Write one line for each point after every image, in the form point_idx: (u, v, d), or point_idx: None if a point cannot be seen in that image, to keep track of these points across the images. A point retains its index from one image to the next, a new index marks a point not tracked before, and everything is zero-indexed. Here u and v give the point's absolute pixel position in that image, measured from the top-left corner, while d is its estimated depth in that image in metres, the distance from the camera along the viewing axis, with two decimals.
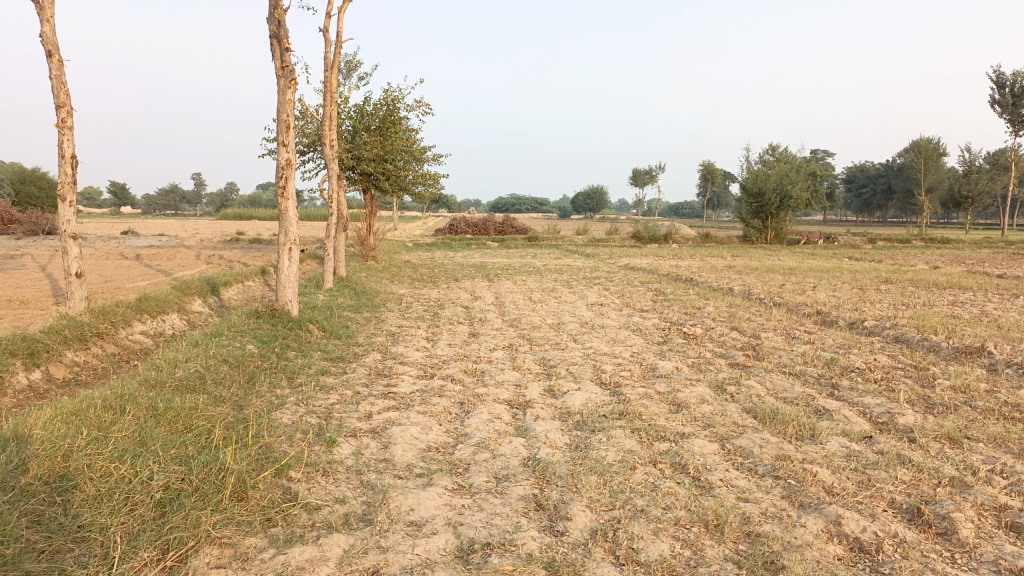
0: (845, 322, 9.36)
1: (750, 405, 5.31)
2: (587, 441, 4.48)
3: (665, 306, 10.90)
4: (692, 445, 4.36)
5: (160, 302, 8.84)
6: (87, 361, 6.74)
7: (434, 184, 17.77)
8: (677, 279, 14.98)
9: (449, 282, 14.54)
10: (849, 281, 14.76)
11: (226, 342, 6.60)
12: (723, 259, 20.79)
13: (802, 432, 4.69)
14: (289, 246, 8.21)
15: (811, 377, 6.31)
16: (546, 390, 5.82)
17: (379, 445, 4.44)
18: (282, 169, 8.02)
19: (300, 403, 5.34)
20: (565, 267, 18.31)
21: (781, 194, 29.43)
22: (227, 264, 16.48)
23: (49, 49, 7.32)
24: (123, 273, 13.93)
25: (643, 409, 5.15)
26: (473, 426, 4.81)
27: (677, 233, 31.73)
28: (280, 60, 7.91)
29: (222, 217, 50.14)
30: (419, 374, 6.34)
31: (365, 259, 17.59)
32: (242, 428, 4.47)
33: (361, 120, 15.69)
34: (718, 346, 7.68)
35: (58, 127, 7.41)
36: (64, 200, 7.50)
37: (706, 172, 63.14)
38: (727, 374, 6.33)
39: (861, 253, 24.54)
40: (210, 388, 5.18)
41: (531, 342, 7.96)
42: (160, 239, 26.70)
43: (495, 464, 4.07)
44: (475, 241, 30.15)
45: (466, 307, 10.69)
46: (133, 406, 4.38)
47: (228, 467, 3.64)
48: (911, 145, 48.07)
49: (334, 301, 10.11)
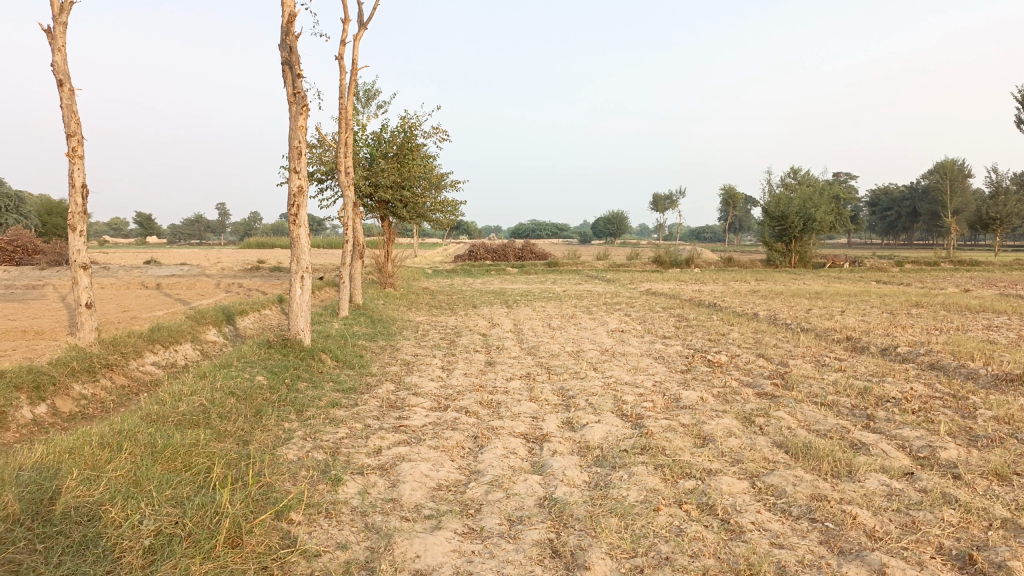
0: (877, 348, 9.00)
1: (781, 438, 5.00)
2: (607, 478, 4.21)
3: (688, 332, 10.60)
4: (720, 483, 4.08)
5: (173, 332, 8.72)
6: (95, 394, 6.59)
7: (453, 210, 17.66)
8: (699, 304, 14.66)
9: (466, 309, 14.33)
10: (879, 305, 14.34)
11: (235, 373, 6.42)
12: (747, 283, 20.41)
13: (837, 468, 4.38)
14: (302, 274, 8.06)
15: (844, 407, 5.98)
16: (564, 423, 5.56)
17: (386, 483, 4.21)
18: (295, 197, 7.88)
19: (307, 437, 5.13)
20: (584, 293, 18.06)
21: (804, 217, 29.02)
22: (246, 293, 16.46)
23: (61, 78, 7.28)
24: (141, 303, 13.90)
25: (667, 443, 4.87)
26: (486, 462, 4.57)
27: (699, 257, 31.40)
28: (292, 86, 7.82)
29: (246, 246, 50.61)
30: (432, 406, 6.10)
31: (384, 286, 17.48)
32: (243, 465, 4.26)
33: (379, 147, 15.66)
34: (745, 374, 7.37)
35: (69, 157, 7.35)
36: (75, 230, 7.41)
37: (727, 197, 62.81)
38: (755, 404, 6.02)
39: (889, 277, 24.06)
40: (214, 423, 4.99)
41: (550, 371, 7.70)
42: (182, 268, 26.87)
43: (509, 505, 3.82)
44: (494, 268, 30.04)
45: (483, 335, 10.46)
46: (131, 443, 4.19)
47: (223, 510, 3.42)
48: (936, 167, 47.44)
49: (350, 330, 9.94)
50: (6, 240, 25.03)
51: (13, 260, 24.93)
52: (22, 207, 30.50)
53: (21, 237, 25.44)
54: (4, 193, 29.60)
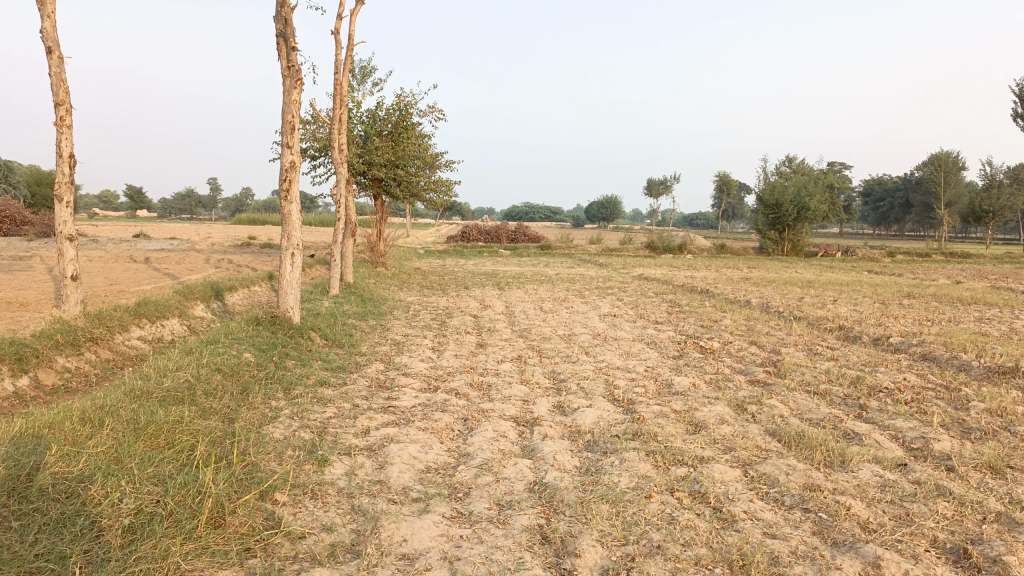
0: (869, 338, 8.98)
1: (774, 427, 4.96)
2: (598, 464, 4.15)
3: (680, 318, 10.56)
4: (712, 471, 4.03)
5: (160, 307, 8.60)
6: (79, 368, 6.48)
7: (447, 190, 17.50)
8: (692, 290, 14.62)
9: (458, 290, 14.24)
10: (870, 295, 14.34)
11: (222, 350, 6.33)
12: (739, 270, 20.39)
13: (831, 458, 4.35)
14: (292, 250, 7.94)
15: (837, 397, 5.93)
16: (555, 407, 5.50)
17: (374, 464, 4.14)
18: (287, 172, 7.74)
19: (295, 416, 5.05)
20: (576, 276, 17.99)
21: (798, 205, 29.00)
22: (237, 269, 16.31)
23: (49, 45, 7.11)
24: (130, 276, 13.75)
25: (659, 429, 4.82)
26: (476, 444, 4.50)
27: (692, 243, 31.37)
28: (286, 59, 7.67)
29: (237, 222, 50.29)
30: (421, 387, 6.03)
31: (375, 266, 17.36)
32: (228, 444, 4.18)
33: (373, 124, 15.47)
34: (737, 361, 7.32)
35: (57, 126, 7.19)
36: (61, 201, 7.26)
37: (721, 184, 62.73)
38: (748, 392, 5.97)
39: (880, 267, 24.09)
40: (200, 399, 4.90)
41: (542, 354, 7.64)
42: (172, 242, 26.61)
43: (498, 489, 3.76)
44: (486, 249, 29.91)
45: (474, 317, 10.38)
46: (113, 419, 4.09)
47: (206, 489, 3.34)
48: (930, 158, 47.51)
49: (340, 309, 9.84)
50: None
51: (0, 231, 24.62)
52: (11, 177, 30.11)
53: (9, 208, 25.15)
54: None
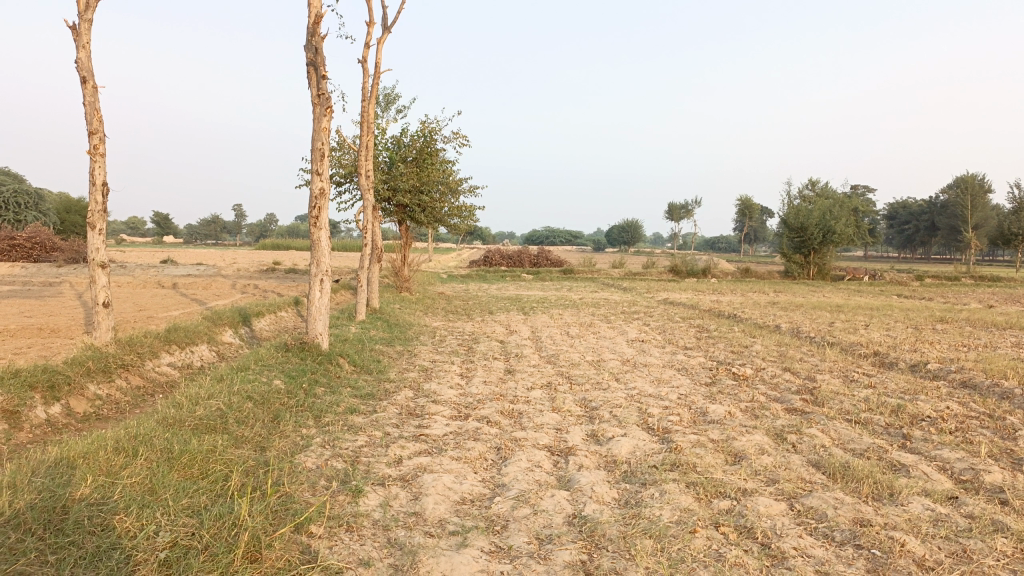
0: (906, 364, 8.77)
1: (816, 458, 4.82)
2: (638, 496, 4.05)
3: (710, 343, 10.41)
4: (757, 504, 3.91)
5: (189, 333, 8.63)
6: (110, 395, 6.49)
7: (470, 215, 17.53)
8: (719, 315, 14.46)
9: (483, 315, 14.19)
10: (902, 320, 14.09)
11: (252, 377, 6.30)
12: (766, 295, 20.15)
13: (879, 491, 4.21)
14: (321, 276, 7.92)
15: (878, 426, 5.77)
16: (589, 435, 5.39)
17: (409, 495, 4.06)
18: (316, 199, 7.76)
19: (326, 444, 4.99)
20: (601, 301, 17.87)
21: (824, 228, 28.72)
22: (263, 295, 16.38)
23: (84, 75, 7.21)
24: (158, 302, 13.85)
25: (697, 460, 4.70)
26: (511, 475, 4.41)
27: (716, 268, 31.13)
28: (316, 87, 7.72)
29: (261, 248, 50.77)
30: (452, 415, 5.95)
31: (399, 291, 17.37)
32: (261, 474, 4.13)
33: (398, 151, 15.56)
34: (772, 389, 7.17)
35: (91, 154, 7.27)
36: (93, 228, 7.32)
37: (744, 207, 62.42)
38: (786, 421, 5.83)
39: (910, 291, 23.72)
40: (231, 428, 4.86)
41: (572, 381, 7.53)
42: (197, 268, 26.84)
43: (537, 522, 3.66)
44: (509, 274, 29.84)
45: (501, 343, 10.30)
46: (146, 448, 4.06)
47: (242, 521, 3.28)
48: (956, 180, 46.97)
49: (366, 334, 9.82)
50: (25, 237, 25.14)
51: (30, 257, 24.99)
52: (41, 204, 30.63)
53: (39, 235, 25.53)
54: (24, 191, 29.75)
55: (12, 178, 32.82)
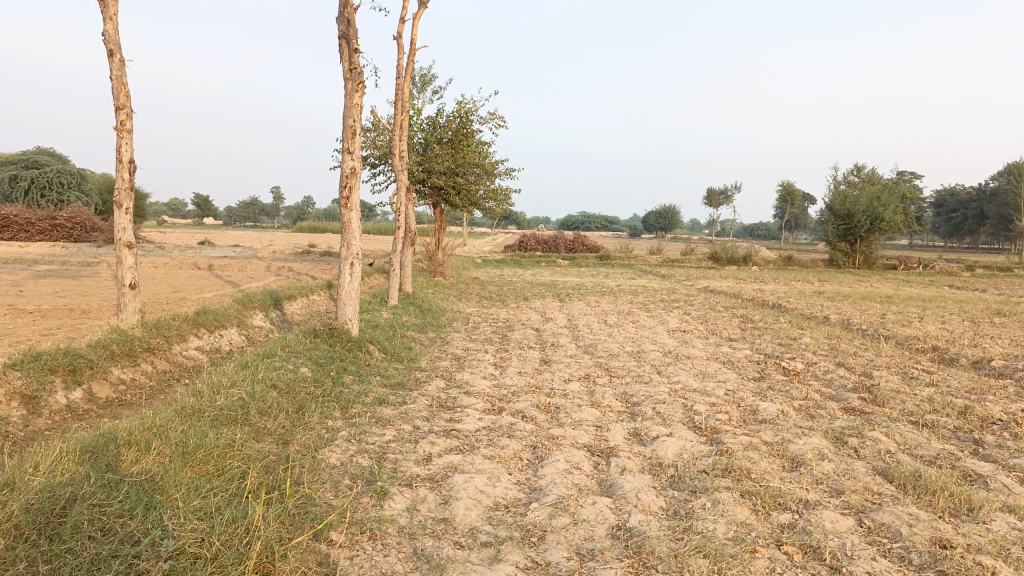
0: (968, 361, 8.22)
1: (883, 465, 4.41)
2: (688, 506, 3.69)
3: (755, 335, 9.96)
4: (821, 519, 3.53)
5: (219, 316, 8.45)
6: (135, 379, 6.31)
7: (506, 199, 17.18)
8: (764, 304, 13.93)
9: (518, 301, 13.86)
10: (958, 312, 13.41)
11: (279, 363, 6.05)
12: (811, 284, 19.45)
13: (956, 505, 3.80)
14: (352, 260, 7.65)
15: (947, 430, 5.32)
16: (631, 434, 5.03)
17: (438, 499, 3.75)
18: (347, 178, 7.45)
19: (352, 438, 4.71)
20: (639, 288, 17.41)
21: (871, 216, 27.84)
22: (296, 278, 16.23)
23: (111, 48, 7.00)
24: (192, 283, 13.79)
25: (752, 465, 4.31)
26: (548, 478, 4.08)
27: (757, 255, 30.35)
28: (348, 62, 7.41)
29: (298, 230, 51.04)
30: (485, 409, 5.63)
31: (433, 275, 17.11)
32: (282, 471, 3.87)
33: (433, 132, 15.24)
34: (826, 386, 6.73)
35: (118, 130, 7.06)
36: (120, 207, 7.11)
37: (785, 193, 61.03)
38: (845, 422, 5.40)
39: (961, 282, 22.83)
40: (253, 419, 4.60)
41: (611, 373, 7.16)
42: (234, 250, 26.94)
43: (577, 534, 3.33)
44: (544, 259, 29.51)
45: (536, 330, 9.95)
46: (159, 441, 3.81)
47: (255, 527, 3.01)
48: (1008, 168, 45.35)
49: (399, 320, 9.56)
50: (65, 217, 25.40)
51: (71, 237, 25.24)
52: (84, 184, 31.02)
53: (81, 215, 25.94)
54: (67, 171, 30.17)
55: (57, 159, 33.23)
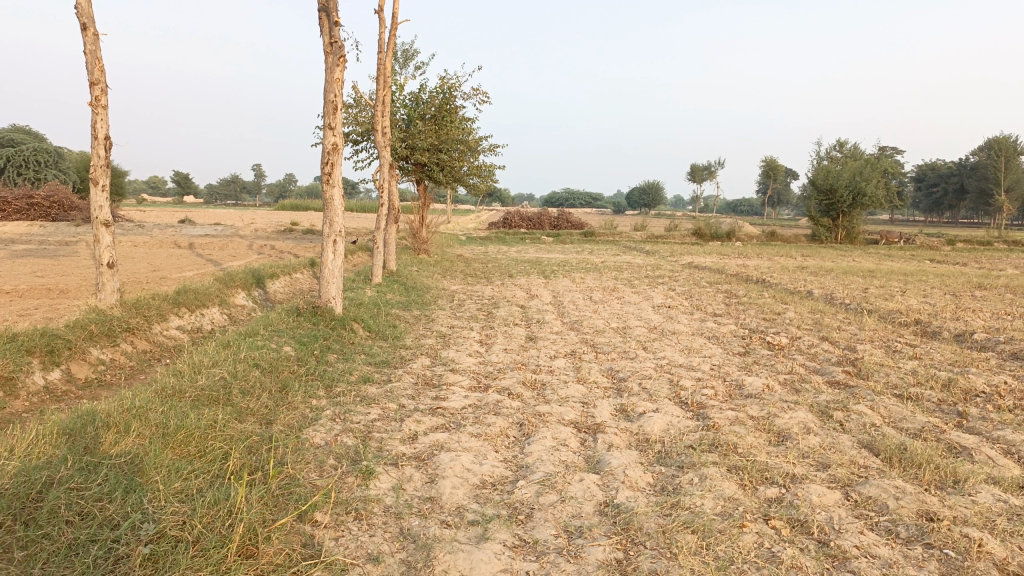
0: (951, 334, 8.28)
1: (868, 439, 4.42)
2: (675, 481, 3.68)
3: (740, 310, 9.97)
4: (808, 493, 3.53)
5: (200, 295, 8.34)
6: (114, 359, 6.21)
7: (490, 175, 17.06)
8: (748, 280, 13.97)
9: (503, 278, 13.80)
10: (940, 286, 13.51)
11: (261, 342, 5.98)
12: (794, 259, 19.52)
13: (941, 478, 3.81)
14: (334, 237, 7.55)
15: (930, 403, 5.35)
16: (618, 411, 5.02)
17: (424, 477, 3.71)
18: (328, 154, 7.33)
19: (337, 418, 4.66)
20: (624, 265, 17.40)
21: (854, 191, 27.96)
22: (279, 256, 16.07)
23: (83, 21, 6.81)
24: (173, 262, 13.61)
25: (738, 440, 4.31)
26: (535, 455, 4.06)
27: (741, 231, 30.42)
28: (329, 35, 7.25)
29: (280, 207, 50.56)
30: (471, 386, 5.59)
31: (417, 252, 17.01)
32: (265, 451, 3.81)
33: (416, 108, 15.05)
34: (811, 360, 6.75)
35: (92, 106, 6.89)
36: (96, 185, 6.96)
37: (769, 169, 61.14)
38: (830, 396, 5.42)
39: (942, 256, 23.01)
40: (236, 399, 4.54)
41: (598, 349, 7.14)
42: (216, 228, 26.65)
43: (564, 511, 3.30)
44: (528, 236, 29.43)
45: (521, 307, 9.91)
46: (139, 423, 3.74)
47: (238, 509, 2.96)
48: (988, 142, 45.61)
49: (383, 298, 9.48)
50: (42, 196, 24.95)
51: (49, 216, 24.91)
52: (61, 162, 30.49)
53: (58, 193, 25.51)
54: (43, 148, 29.63)
55: (32, 137, 32.60)
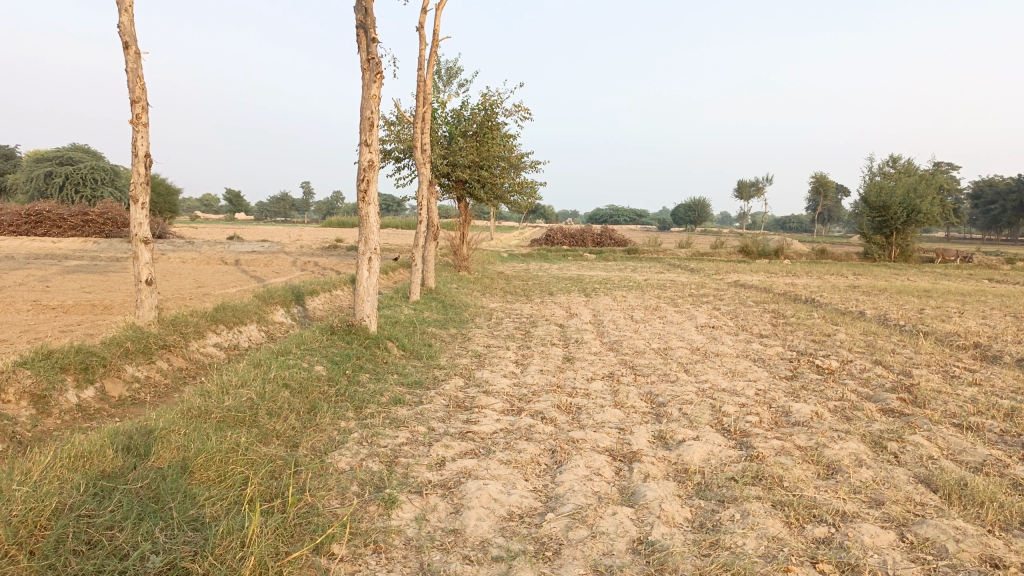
0: (1013, 358, 7.83)
1: (925, 473, 4.12)
2: (714, 518, 3.45)
3: (787, 331, 9.62)
4: (859, 533, 3.27)
5: (238, 312, 8.35)
6: (149, 376, 6.20)
7: (531, 192, 16.95)
8: (796, 299, 13.55)
9: (543, 296, 13.62)
10: (1000, 307, 12.90)
11: (293, 361, 5.91)
12: (844, 278, 18.94)
13: (1006, 518, 3.49)
14: (369, 255, 7.48)
15: (993, 433, 4.99)
16: (656, 438, 4.79)
17: (449, 507, 3.55)
18: (364, 171, 7.27)
19: (364, 441, 4.53)
20: (667, 283, 17.08)
21: (908, 207, 27.15)
22: (321, 273, 16.17)
23: (126, 40, 6.90)
24: (217, 278, 13.78)
25: (784, 472, 4.06)
26: (566, 485, 3.87)
27: (789, 248, 29.75)
28: (366, 52, 7.23)
29: (327, 224, 51.31)
30: (504, 409, 5.42)
31: (458, 270, 16.95)
32: (287, 476, 3.70)
33: (457, 125, 15.04)
34: (862, 385, 6.42)
35: (133, 124, 6.97)
36: (136, 202, 7.01)
37: (818, 185, 59.99)
38: (884, 425, 5.11)
39: (1002, 275, 22.10)
40: (262, 421, 4.45)
41: (637, 371, 6.91)
42: (263, 244, 27.06)
43: (594, 549, 3.11)
44: (572, 253, 29.25)
45: (560, 326, 9.72)
46: (161, 446, 3.68)
47: (249, 539, 2.83)
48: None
49: (420, 316, 9.40)
50: (98, 212, 25.67)
51: (103, 233, 25.57)
52: (117, 180, 31.41)
53: (112, 211, 26.25)
54: (100, 167, 30.60)
55: (91, 156, 33.73)
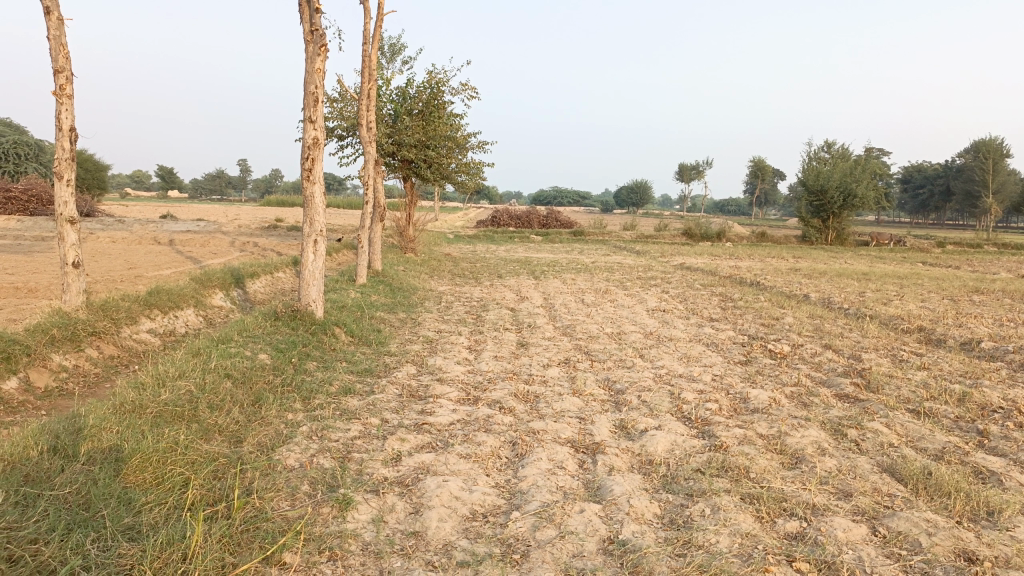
0: (956, 341, 7.98)
1: (888, 462, 4.10)
2: (684, 513, 3.34)
3: (737, 314, 9.67)
4: (832, 527, 3.20)
5: (174, 296, 7.92)
6: (78, 366, 5.80)
7: (479, 173, 16.67)
8: (741, 282, 13.67)
9: (492, 279, 13.43)
10: (936, 290, 13.23)
11: (235, 350, 5.59)
12: (786, 261, 19.25)
13: (973, 509, 3.46)
14: (316, 237, 7.15)
15: (947, 419, 5.03)
16: (618, 427, 4.67)
17: (408, 508, 3.35)
18: (309, 149, 6.92)
19: (313, 435, 4.28)
20: (614, 265, 17.08)
21: (845, 191, 27.78)
22: (261, 254, 15.66)
23: (48, 5, 6.38)
24: (150, 260, 13.17)
25: (750, 462, 3.98)
26: (529, 480, 3.71)
27: (731, 231, 30.18)
28: (309, 23, 6.86)
29: (266, 203, 50.04)
30: (459, 399, 5.22)
31: (404, 251, 16.64)
32: (230, 476, 3.43)
33: (403, 103, 14.65)
34: (816, 370, 6.44)
35: (57, 95, 6.47)
36: (61, 179, 6.50)
37: (757, 169, 61.07)
38: (841, 412, 5.10)
39: (934, 258, 22.77)
40: (202, 416, 4.15)
41: (592, 357, 6.79)
42: (199, 223, 26.14)
43: (564, 550, 2.95)
44: (518, 234, 29.10)
45: (512, 310, 9.55)
46: (91, 447, 3.37)
47: (191, 553, 2.58)
48: (976, 145, 46.04)
49: (367, 299, 9.10)
50: (21, 189, 24.37)
51: (27, 210, 24.25)
52: (42, 156, 29.87)
53: (37, 188, 24.97)
54: (24, 142, 29.06)
55: (14, 130, 32.01)
